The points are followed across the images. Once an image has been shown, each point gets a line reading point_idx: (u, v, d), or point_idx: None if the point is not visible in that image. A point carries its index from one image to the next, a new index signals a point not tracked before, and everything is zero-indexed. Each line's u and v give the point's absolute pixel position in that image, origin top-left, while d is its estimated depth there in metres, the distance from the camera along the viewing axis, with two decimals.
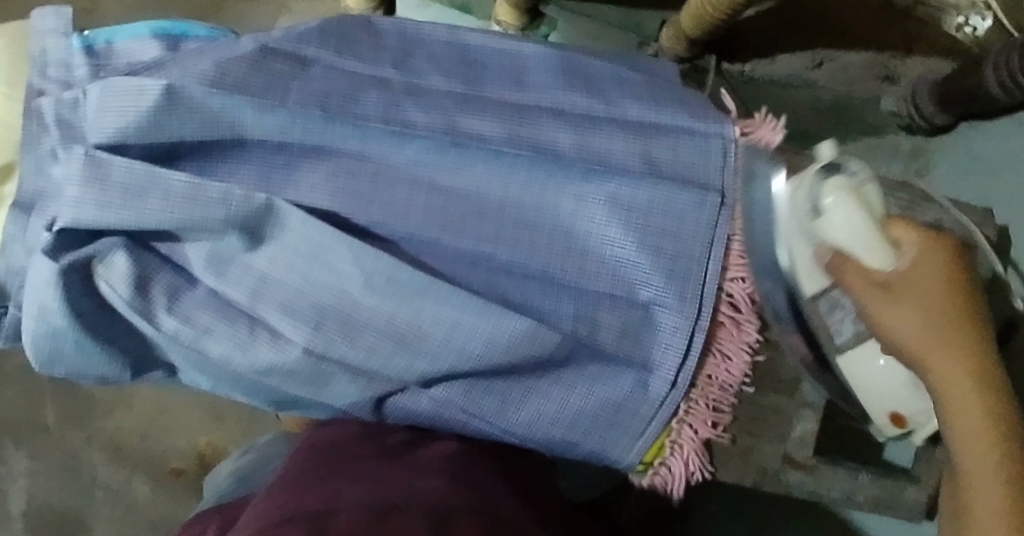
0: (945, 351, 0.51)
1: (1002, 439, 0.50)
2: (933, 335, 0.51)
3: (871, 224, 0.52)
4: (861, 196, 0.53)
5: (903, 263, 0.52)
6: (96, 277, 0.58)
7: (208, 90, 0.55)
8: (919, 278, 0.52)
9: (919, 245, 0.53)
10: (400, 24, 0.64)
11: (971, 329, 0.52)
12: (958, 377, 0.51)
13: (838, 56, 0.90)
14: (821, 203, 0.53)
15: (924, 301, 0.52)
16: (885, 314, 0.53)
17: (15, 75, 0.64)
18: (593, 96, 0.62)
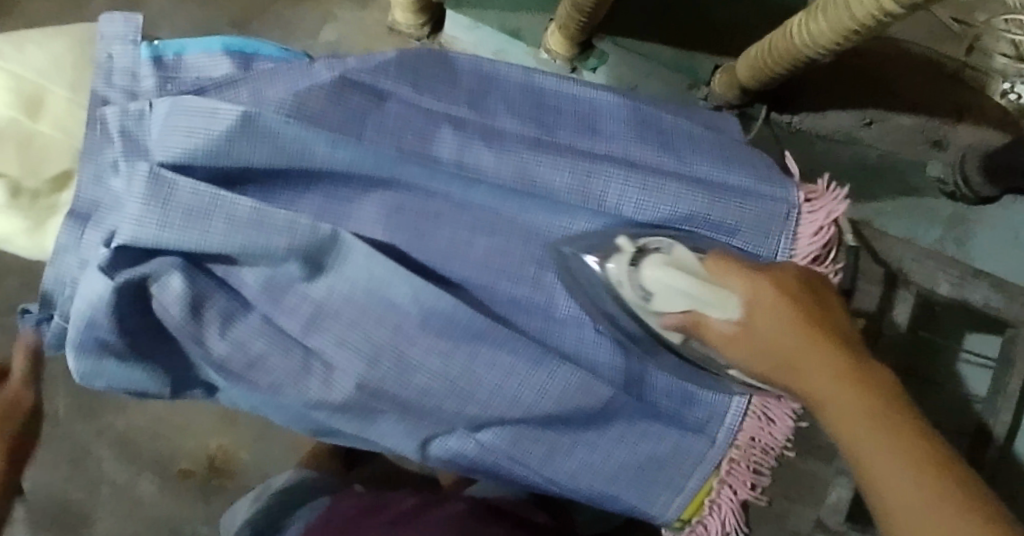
0: (816, 370, 0.49)
1: (890, 435, 0.46)
2: (790, 354, 0.51)
3: (693, 280, 0.53)
4: (671, 257, 0.54)
5: (749, 308, 0.51)
6: (149, 295, 0.57)
7: (285, 120, 0.55)
8: (771, 322, 0.51)
9: (750, 288, 0.52)
10: (477, 61, 0.64)
11: (833, 348, 0.49)
12: (833, 389, 0.48)
13: (890, 117, 0.90)
14: (652, 273, 0.54)
15: (782, 339, 0.51)
16: (746, 358, 0.52)
17: (79, 79, 0.63)
18: (663, 151, 0.62)
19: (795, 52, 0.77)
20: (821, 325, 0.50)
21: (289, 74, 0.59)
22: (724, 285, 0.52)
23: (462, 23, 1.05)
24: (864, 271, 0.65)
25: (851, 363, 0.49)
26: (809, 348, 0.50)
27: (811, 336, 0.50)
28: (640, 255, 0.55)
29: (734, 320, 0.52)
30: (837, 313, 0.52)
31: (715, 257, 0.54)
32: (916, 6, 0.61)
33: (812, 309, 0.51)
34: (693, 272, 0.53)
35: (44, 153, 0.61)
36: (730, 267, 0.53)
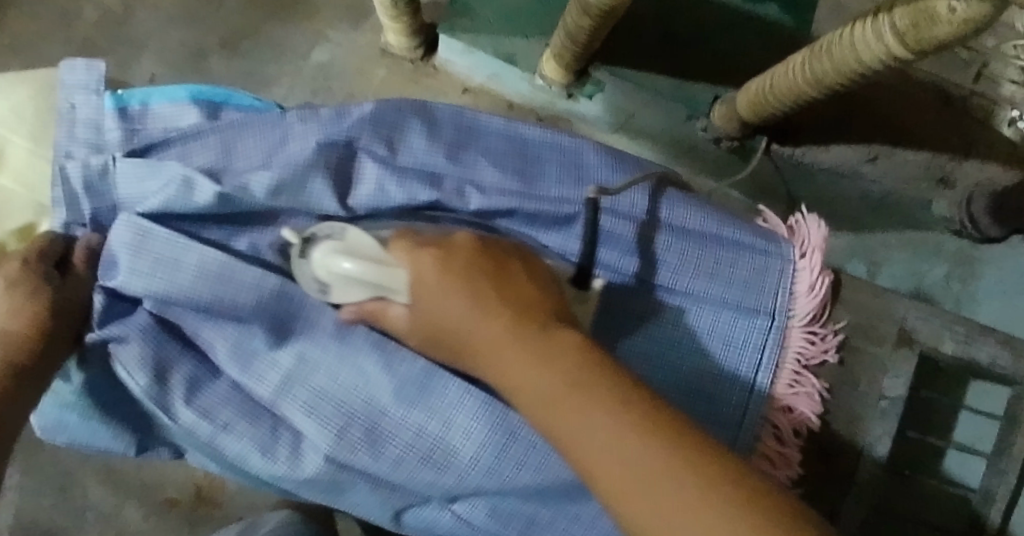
0: (505, 344, 0.46)
1: (595, 387, 0.43)
2: (482, 336, 0.47)
3: (361, 263, 0.50)
4: (343, 241, 0.51)
5: (416, 289, 0.49)
6: (117, 355, 0.56)
7: (262, 183, 0.54)
8: (442, 299, 0.48)
9: (418, 265, 0.49)
10: (456, 112, 0.61)
11: (502, 320, 0.47)
12: (518, 356, 0.45)
13: (894, 153, 0.86)
14: (326, 262, 0.52)
15: (455, 321, 0.48)
16: (437, 337, 0.49)
17: (41, 130, 0.62)
18: (654, 202, 0.59)
19: (798, 90, 0.74)
20: (499, 296, 0.48)
21: (263, 130, 0.57)
22: (391, 265, 0.50)
23: (456, 48, 1.02)
24: (866, 329, 0.63)
25: (525, 335, 0.46)
26: (483, 325, 0.47)
27: (487, 313, 0.47)
28: (308, 244, 0.52)
29: (407, 302, 0.50)
30: (517, 277, 0.49)
31: (393, 236, 0.52)
32: (924, 53, 0.59)
33: (477, 281, 0.48)
34: (373, 257, 0.50)
35: (4, 209, 0.60)
36: (401, 243, 0.50)
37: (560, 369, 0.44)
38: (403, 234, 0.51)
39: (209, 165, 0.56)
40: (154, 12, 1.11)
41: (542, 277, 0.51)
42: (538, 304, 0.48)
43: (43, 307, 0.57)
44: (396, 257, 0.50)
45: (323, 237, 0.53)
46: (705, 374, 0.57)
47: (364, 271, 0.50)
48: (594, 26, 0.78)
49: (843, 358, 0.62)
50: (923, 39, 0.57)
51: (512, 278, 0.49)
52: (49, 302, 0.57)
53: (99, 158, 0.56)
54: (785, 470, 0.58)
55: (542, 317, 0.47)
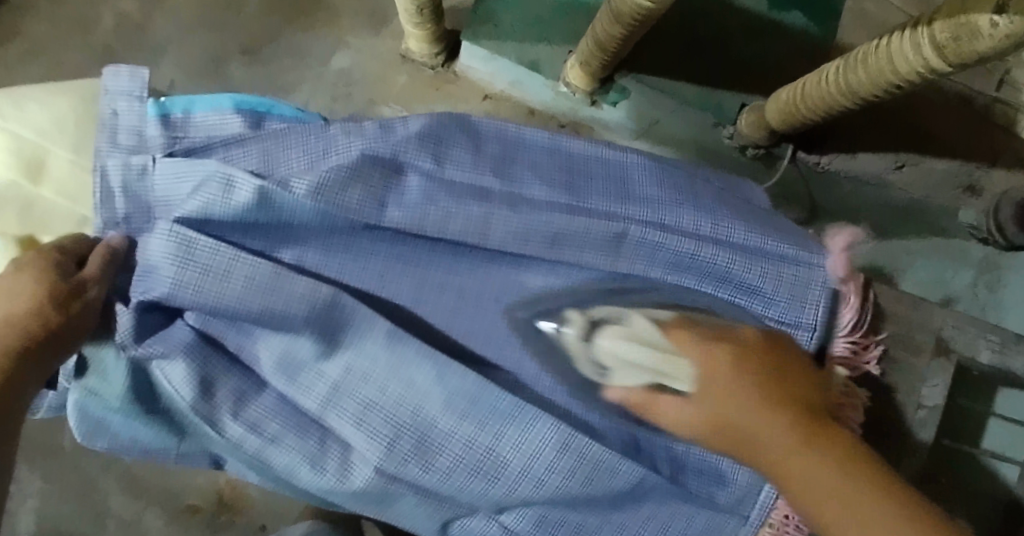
0: (804, 453, 0.45)
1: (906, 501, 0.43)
2: (763, 432, 0.46)
3: (648, 351, 0.49)
4: (626, 327, 0.50)
5: (706, 381, 0.48)
6: (158, 364, 0.56)
7: (307, 191, 0.53)
8: (730, 394, 0.47)
9: (707, 359, 0.48)
10: (501, 127, 0.61)
11: (802, 424, 0.46)
12: (809, 458, 0.45)
13: (921, 161, 0.88)
14: (609, 345, 0.50)
15: (738, 416, 0.47)
16: (713, 430, 0.48)
17: (82, 140, 0.61)
18: (699, 213, 0.58)
19: (831, 101, 0.74)
20: (792, 401, 0.47)
21: (305, 141, 0.57)
22: (677, 354, 0.49)
23: (478, 55, 1.02)
24: (906, 341, 0.63)
25: (818, 437, 0.45)
26: (773, 423, 0.46)
27: (781, 413, 0.47)
28: (592, 328, 0.51)
29: (688, 394, 0.48)
30: (800, 381, 0.49)
31: (670, 322, 0.50)
32: (963, 65, 0.59)
33: (767, 381, 0.48)
34: (649, 341, 0.50)
35: (46, 220, 0.60)
36: (682, 334, 0.49)
37: (874, 483, 0.44)
38: (681, 321, 0.50)
39: (251, 171, 0.55)
40: (172, 18, 1.10)
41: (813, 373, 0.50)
42: (809, 401, 0.48)
43: (49, 293, 0.54)
44: (678, 345, 0.49)
45: (611, 320, 0.51)
46: None
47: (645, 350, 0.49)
48: (625, 35, 0.78)
49: (884, 370, 0.62)
50: (963, 53, 0.57)
51: (804, 390, 0.48)
52: (55, 286, 0.54)
53: (139, 158, 0.57)
54: None
55: (820, 415, 0.47)
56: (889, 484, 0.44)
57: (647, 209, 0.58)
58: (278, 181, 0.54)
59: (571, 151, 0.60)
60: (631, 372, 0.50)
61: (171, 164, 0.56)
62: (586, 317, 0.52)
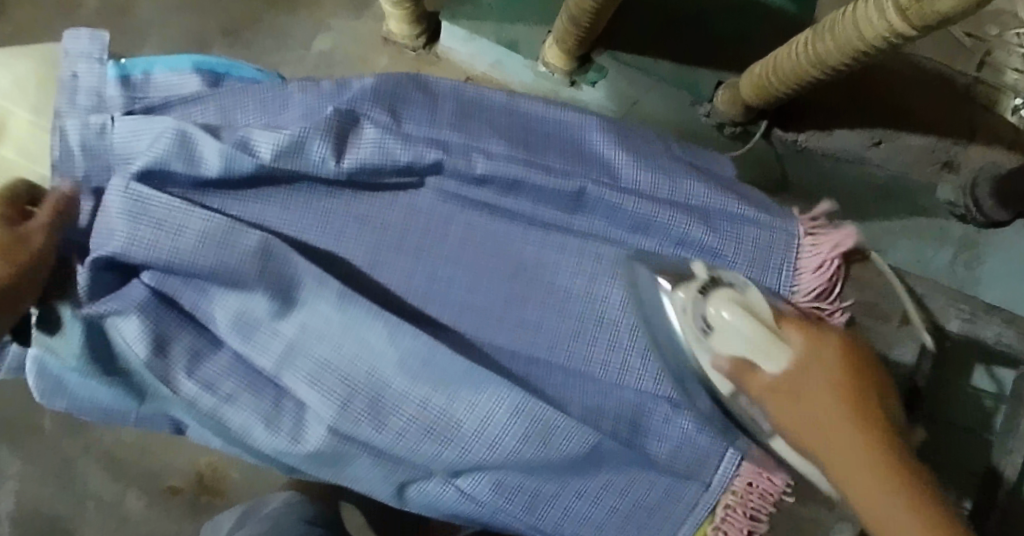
0: (856, 444, 0.48)
1: (932, 507, 0.46)
2: (823, 422, 0.49)
3: (759, 325, 0.50)
4: (740, 295, 0.51)
5: (802, 370, 0.50)
6: (112, 323, 0.55)
7: (266, 140, 0.54)
8: (817, 379, 0.49)
9: (815, 348, 0.50)
10: (458, 88, 0.61)
11: (879, 437, 0.48)
12: (846, 427, 0.48)
13: (898, 137, 0.88)
14: (705, 300, 0.51)
15: (819, 414, 0.49)
16: (785, 409, 0.50)
17: (42, 101, 0.61)
18: (652, 171, 0.58)
19: (801, 71, 0.73)
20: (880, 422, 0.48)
21: (263, 101, 0.58)
22: (785, 342, 0.50)
23: (458, 36, 1.02)
24: (874, 309, 0.59)
25: (883, 436, 0.48)
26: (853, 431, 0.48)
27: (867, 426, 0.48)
28: (706, 288, 0.52)
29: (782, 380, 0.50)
30: (880, 393, 0.50)
31: (786, 314, 0.52)
32: (926, 30, 0.58)
33: (853, 388, 0.49)
34: (763, 320, 0.51)
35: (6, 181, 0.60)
36: (800, 328, 0.51)
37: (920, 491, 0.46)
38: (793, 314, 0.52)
39: (207, 122, 0.56)
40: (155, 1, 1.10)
41: (891, 389, 0.51)
42: (887, 419, 0.49)
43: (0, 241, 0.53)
44: (785, 330, 0.51)
45: (712, 285, 0.52)
46: None
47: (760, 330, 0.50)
48: (596, 8, 0.78)
49: None
50: (926, 15, 0.56)
51: (881, 393, 0.50)
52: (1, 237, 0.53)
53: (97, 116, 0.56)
54: None
55: (894, 424, 0.49)
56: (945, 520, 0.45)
57: (605, 172, 0.58)
58: (237, 142, 0.54)
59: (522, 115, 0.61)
60: (729, 335, 0.50)
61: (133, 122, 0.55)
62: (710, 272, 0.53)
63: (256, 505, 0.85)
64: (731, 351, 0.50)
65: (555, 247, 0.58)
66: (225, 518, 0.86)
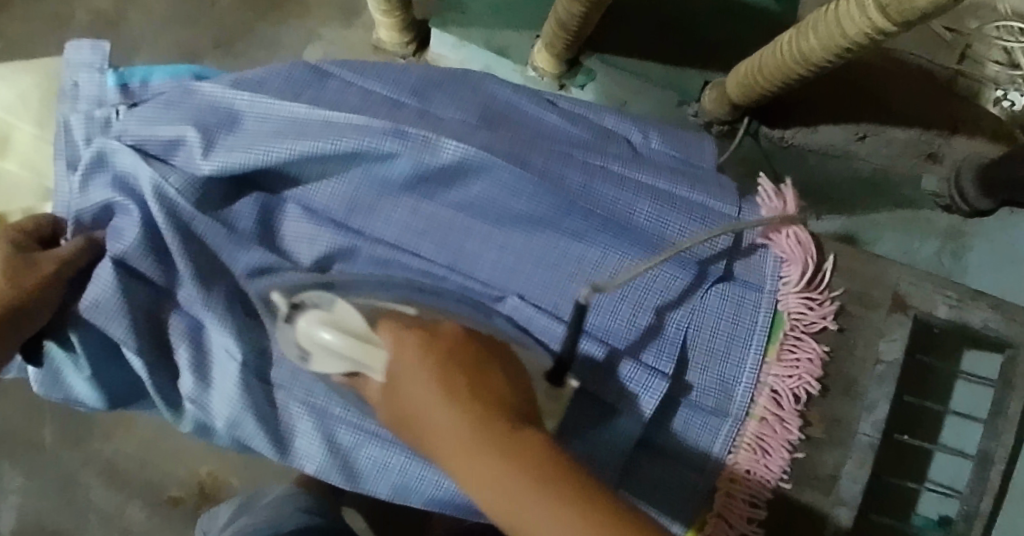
0: (452, 415, 0.45)
1: (536, 457, 0.42)
2: (430, 415, 0.45)
3: (347, 340, 0.49)
4: (331, 314, 0.51)
5: (395, 366, 0.48)
6: (106, 311, 0.57)
7: (282, 119, 0.58)
8: (409, 372, 0.47)
9: (400, 343, 0.48)
10: (457, 88, 0.63)
11: (477, 412, 0.44)
12: (455, 421, 0.44)
13: (883, 130, 0.90)
14: (309, 331, 0.51)
15: (421, 403, 0.46)
16: (406, 410, 0.47)
17: (45, 115, 0.65)
18: (643, 167, 0.61)
19: (786, 69, 0.75)
20: (470, 379, 0.46)
21: (264, 104, 0.58)
22: (375, 345, 0.49)
23: (449, 43, 1.03)
24: (863, 297, 0.63)
25: (477, 409, 0.44)
26: (451, 414, 0.45)
27: (448, 396, 0.45)
28: (295, 310, 0.52)
29: (382, 381, 0.48)
30: (491, 371, 0.47)
31: (382, 316, 0.51)
32: (906, 25, 0.59)
33: (457, 371, 0.46)
34: (355, 332, 0.50)
35: (11, 192, 0.64)
36: (388, 325, 0.50)
37: (492, 421, 0.44)
38: (389, 314, 0.51)
39: (216, 103, 0.59)
40: (147, 15, 1.11)
41: (513, 369, 0.49)
42: (500, 399, 0.46)
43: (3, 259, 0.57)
44: (378, 335, 0.49)
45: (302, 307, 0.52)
46: (701, 330, 0.59)
47: (350, 344, 0.49)
48: (584, 12, 0.79)
49: (842, 326, 0.62)
50: (905, 9, 0.57)
51: (487, 374, 0.47)
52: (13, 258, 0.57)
53: (103, 112, 0.60)
54: (787, 433, 0.59)
55: (508, 407, 0.45)
56: (554, 468, 0.42)
57: (602, 162, 0.60)
58: (255, 124, 0.58)
59: (516, 119, 0.63)
60: (332, 351, 0.50)
61: (153, 131, 0.58)
62: (292, 300, 0.53)
63: (254, 498, 0.86)
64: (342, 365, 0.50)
65: (555, 240, 0.58)
66: (221, 511, 0.87)
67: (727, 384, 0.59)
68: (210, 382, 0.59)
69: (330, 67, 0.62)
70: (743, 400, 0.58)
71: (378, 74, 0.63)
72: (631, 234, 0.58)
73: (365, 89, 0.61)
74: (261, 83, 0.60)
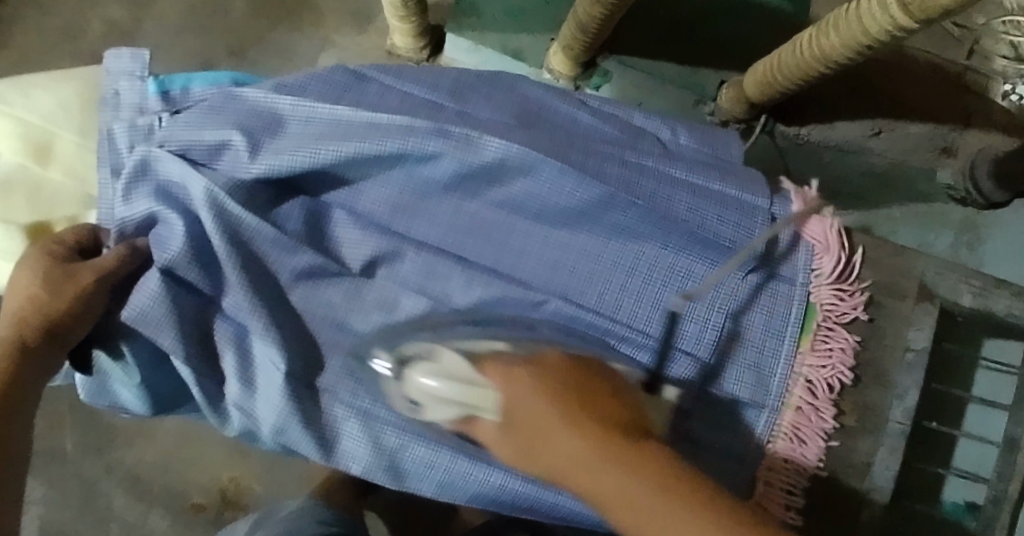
0: (573, 446, 0.45)
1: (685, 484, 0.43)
2: (548, 450, 0.46)
3: (456, 385, 0.50)
4: (436, 363, 0.51)
5: (507, 405, 0.48)
6: (150, 315, 0.57)
7: (327, 122, 0.59)
8: (522, 408, 0.48)
9: (507, 381, 0.48)
10: (493, 88, 0.65)
11: (616, 444, 0.44)
12: (580, 452, 0.45)
13: (898, 126, 0.91)
14: (421, 382, 0.52)
15: (572, 447, 0.45)
16: (522, 439, 0.48)
17: (86, 124, 0.67)
18: (674, 163, 0.62)
19: (806, 68, 0.77)
20: (582, 408, 0.46)
21: (307, 107, 0.59)
22: (482, 385, 0.49)
23: (464, 47, 1.04)
24: (891, 287, 0.64)
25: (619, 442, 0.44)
26: (574, 444, 0.45)
27: (574, 427, 0.46)
28: (405, 364, 0.53)
29: (497, 421, 0.49)
30: (605, 399, 0.47)
31: (487, 352, 0.51)
32: (928, 22, 0.61)
33: (572, 403, 0.47)
34: (458, 375, 0.50)
35: (55, 200, 0.66)
36: (494, 366, 0.49)
37: (621, 454, 0.44)
38: (491, 353, 0.50)
39: (258, 108, 0.60)
40: (161, 25, 1.12)
41: (626, 397, 0.49)
42: (624, 427, 0.46)
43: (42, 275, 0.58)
44: (481, 373, 0.50)
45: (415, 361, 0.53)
46: (736, 322, 0.59)
47: (450, 388, 0.50)
48: (604, 15, 0.81)
49: (871, 315, 0.63)
50: (929, 7, 0.59)
51: (602, 399, 0.47)
52: (51, 272, 0.58)
53: (145, 119, 0.61)
54: (821, 422, 0.59)
55: (638, 434, 0.45)
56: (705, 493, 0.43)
57: (638, 158, 0.61)
58: (299, 127, 0.59)
59: (549, 119, 0.64)
60: (443, 394, 0.51)
61: (198, 136, 0.59)
62: (403, 353, 0.54)
63: (268, 510, 0.86)
64: (451, 409, 0.51)
65: (596, 235, 0.59)
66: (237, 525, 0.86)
67: (764, 375, 0.58)
68: (256, 387, 0.60)
69: (369, 70, 0.63)
70: (781, 391, 0.58)
71: (416, 77, 0.64)
72: (667, 229, 0.59)
73: (403, 93, 0.62)
74: (302, 87, 0.61)
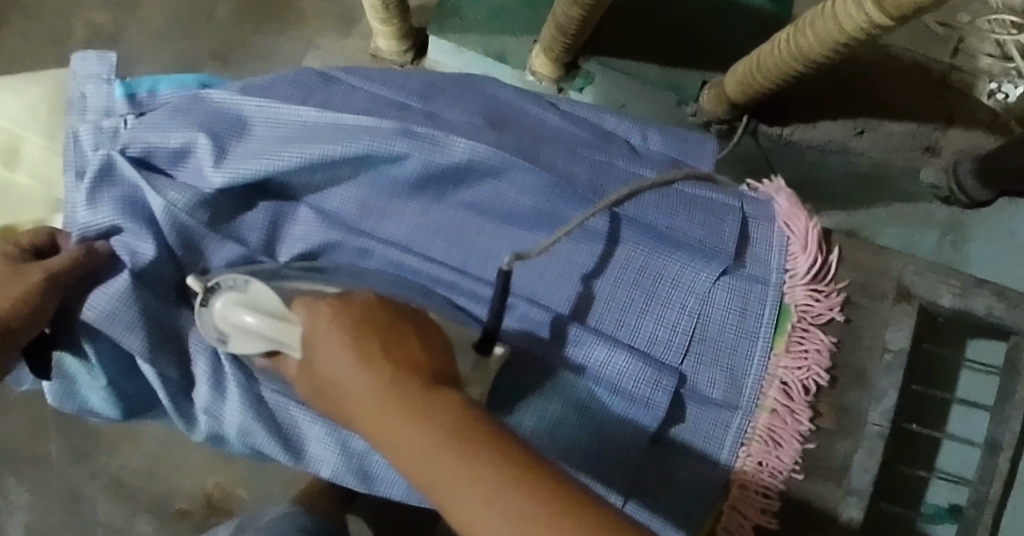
0: (366, 383, 0.43)
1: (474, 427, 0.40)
2: (346, 390, 0.44)
3: (263, 319, 0.49)
4: (245, 295, 0.51)
5: (310, 338, 0.46)
6: (113, 321, 0.57)
7: (293, 124, 0.59)
8: (322, 344, 0.45)
9: (311, 320, 0.47)
10: (463, 89, 0.64)
11: (408, 382, 0.42)
12: (369, 389, 0.42)
13: (880, 125, 0.91)
14: (227, 314, 0.51)
15: (360, 383, 0.43)
16: (323, 375, 0.45)
17: (53, 127, 0.67)
18: (644, 164, 0.62)
19: (785, 67, 0.76)
20: (381, 344, 0.44)
21: (273, 109, 0.59)
22: (290, 321, 0.48)
23: (447, 49, 1.04)
24: (868, 288, 0.63)
25: (410, 384, 0.42)
26: (367, 380, 0.43)
27: (368, 363, 0.43)
28: (211, 292, 0.53)
29: (299, 358, 0.47)
30: (409, 340, 0.45)
31: (311, 296, 0.50)
32: (902, 19, 0.60)
33: (367, 338, 0.44)
34: (270, 310, 0.50)
35: (22, 204, 0.65)
36: (304, 304, 0.49)
37: (415, 396, 0.41)
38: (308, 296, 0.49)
39: (224, 110, 0.60)
40: (146, 29, 1.12)
41: (441, 344, 0.46)
42: (425, 372, 0.43)
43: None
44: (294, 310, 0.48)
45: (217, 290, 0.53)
46: (709, 324, 0.58)
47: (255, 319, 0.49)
48: (582, 16, 0.80)
49: (848, 316, 0.62)
50: (902, 4, 0.58)
51: (404, 337, 0.45)
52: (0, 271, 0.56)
53: (111, 122, 0.61)
54: (796, 424, 0.58)
55: (433, 377, 0.43)
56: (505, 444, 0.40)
57: (608, 159, 0.61)
58: (266, 129, 0.59)
59: (520, 120, 0.63)
60: (248, 329, 0.50)
61: (162, 139, 0.58)
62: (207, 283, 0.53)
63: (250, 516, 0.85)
64: (250, 340, 0.50)
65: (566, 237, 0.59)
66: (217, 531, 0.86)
67: (737, 377, 0.58)
68: (225, 392, 0.59)
69: (336, 72, 0.63)
70: (754, 392, 0.57)
71: (384, 78, 0.63)
72: (634, 229, 0.59)
73: (371, 93, 0.62)
74: (268, 89, 0.61)
